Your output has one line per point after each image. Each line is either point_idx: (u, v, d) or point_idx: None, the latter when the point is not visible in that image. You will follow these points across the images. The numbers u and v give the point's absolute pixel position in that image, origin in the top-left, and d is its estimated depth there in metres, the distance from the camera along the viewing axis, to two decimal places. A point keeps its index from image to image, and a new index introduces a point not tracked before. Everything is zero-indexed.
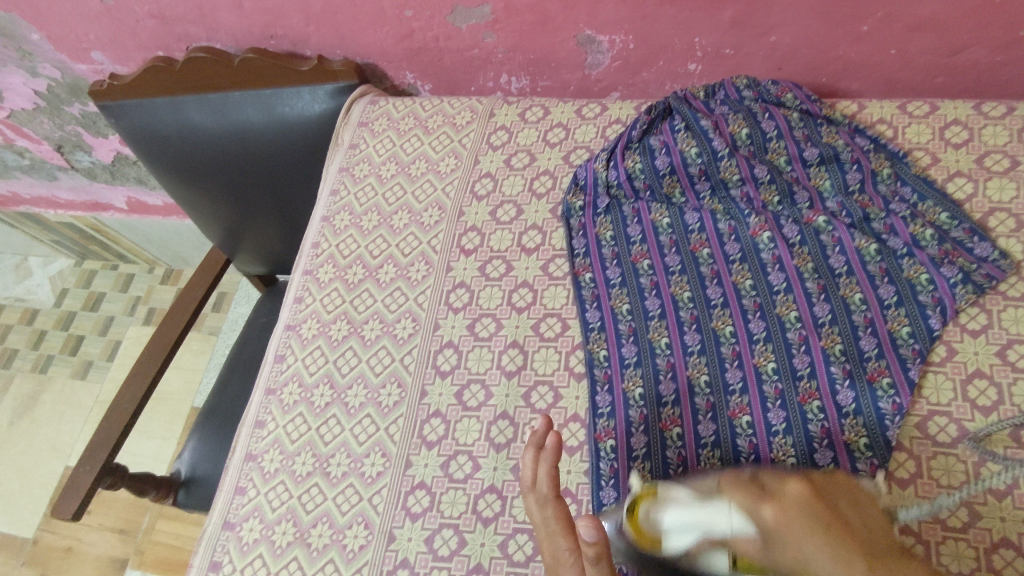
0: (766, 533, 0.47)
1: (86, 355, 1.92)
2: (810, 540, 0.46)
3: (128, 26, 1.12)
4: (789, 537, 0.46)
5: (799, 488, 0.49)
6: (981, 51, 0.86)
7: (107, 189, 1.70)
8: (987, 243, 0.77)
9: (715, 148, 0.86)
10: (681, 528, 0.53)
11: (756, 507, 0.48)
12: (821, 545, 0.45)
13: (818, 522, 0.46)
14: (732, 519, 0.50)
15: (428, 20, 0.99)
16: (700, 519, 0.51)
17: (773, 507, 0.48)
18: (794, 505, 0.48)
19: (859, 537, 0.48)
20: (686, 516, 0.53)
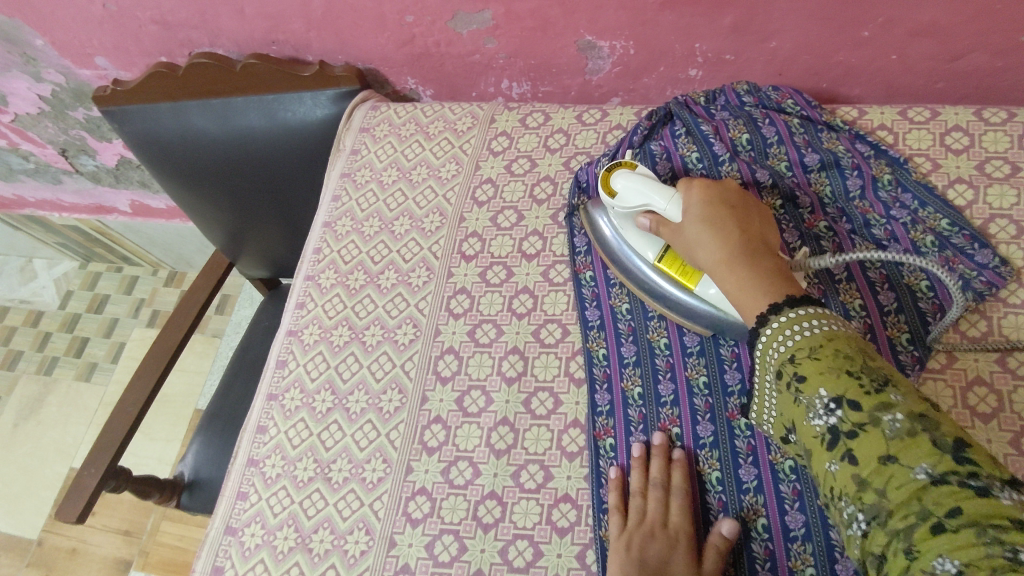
0: (688, 210, 0.69)
1: (90, 357, 1.93)
2: (700, 228, 0.67)
3: (131, 32, 1.13)
4: (691, 218, 0.68)
5: (731, 184, 0.70)
6: (982, 57, 0.86)
7: (111, 192, 1.71)
8: (988, 250, 0.76)
9: (716, 154, 0.85)
10: (633, 190, 0.75)
11: (688, 189, 0.70)
12: (713, 234, 0.66)
13: (734, 202, 0.68)
14: (668, 203, 0.72)
15: (430, 26, 0.99)
16: (652, 190, 0.73)
17: (697, 194, 0.69)
18: (715, 195, 0.69)
19: (751, 232, 0.66)
20: (639, 181, 0.75)
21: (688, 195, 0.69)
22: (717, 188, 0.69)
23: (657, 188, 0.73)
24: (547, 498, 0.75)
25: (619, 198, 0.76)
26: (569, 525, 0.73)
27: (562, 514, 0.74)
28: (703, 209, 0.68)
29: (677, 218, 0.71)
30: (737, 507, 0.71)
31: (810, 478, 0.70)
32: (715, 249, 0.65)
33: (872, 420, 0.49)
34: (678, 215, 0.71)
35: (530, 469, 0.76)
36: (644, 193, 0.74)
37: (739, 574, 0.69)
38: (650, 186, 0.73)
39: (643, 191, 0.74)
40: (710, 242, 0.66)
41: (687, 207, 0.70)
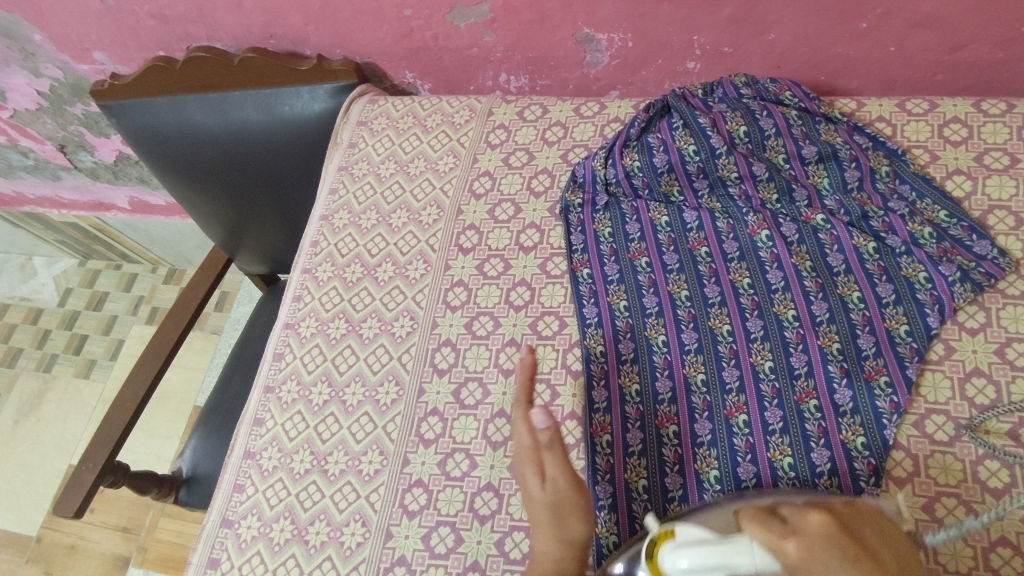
0: (788, 561, 0.47)
1: (90, 354, 1.93)
2: (837, 565, 0.48)
3: (129, 26, 1.13)
4: (815, 572, 0.47)
5: (817, 520, 0.49)
6: (981, 48, 0.85)
7: (109, 188, 1.71)
8: (986, 241, 0.77)
9: (713, 146, 0.86)
10: (695, 571, 0.50)
11: (772, 535, 0.48)
12: (830, 570, 0.47)
13: (799, 550, 0.47)
14: (753, 554, 0.48)
15: (427, 19, 0.99)
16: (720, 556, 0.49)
17: (786, 538, 0.48)
18: (820, 545, 0.48)
19: (868, 561, 0.48)
20: (697, 549, 0.50)
21: (765, 537, 0.48)
22: (792, 537, 0.48)
23: (714, 536, 0.52)
24: None
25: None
26: None
27: None
28: (794, 561, 0.47)
29: (766, 557, 0.50)
30: None
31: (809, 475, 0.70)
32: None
33: None
34: (778, 568, 0.48)
35: None
36: (711, 538, 0.54)
37: None
38: (719, 547, 0.49)
39: (695, 553, 0.50)
40: (859, 564, 0.48)
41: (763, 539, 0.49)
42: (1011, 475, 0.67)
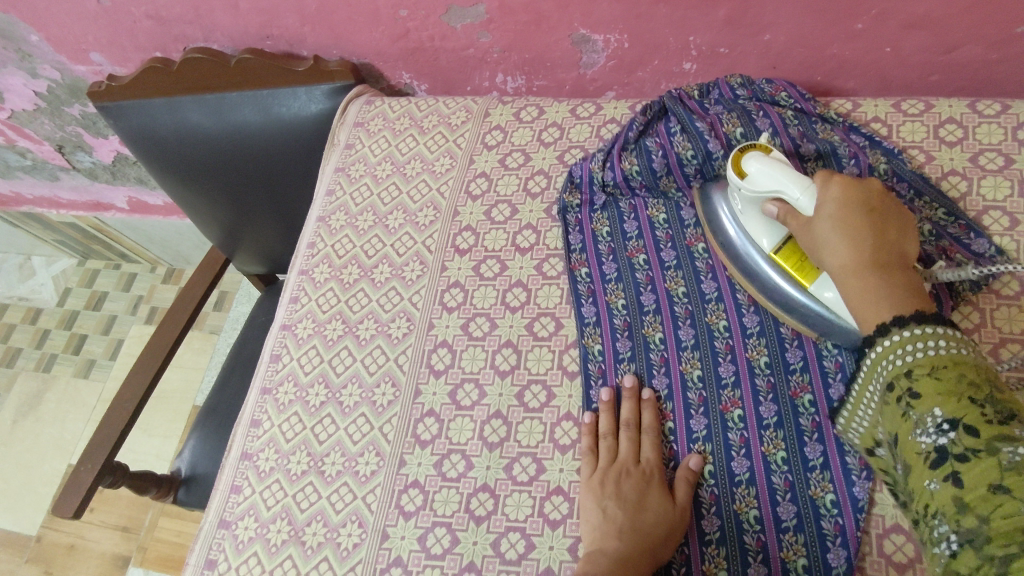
0: (824, 200, 0.67)
1: (89, 354, 1.94)
2: (835, 232, 0.66)
3: (125, 27, 1.13)
4: (830, 216, 0.66)
5: (874, 182, 0.68)
6: (976, 49, 0.85)
7: (108, 189, 1.71)
8: (983, 239, 0.77)
9: (711, 150, 0.85)
10: (765, 175, 0.72)
11: (827, 180, 0.69)
12: (848, 237, 0.65)
13: (863, 208, 0.66)
14: (803, 194, 0.69)
15: (424, 21, 0.99)
16: (785, 178, 0.70)
17: (839, 189, 0.67)
18: (851, 211, 0.66)
19: (887, 244, 0.65)
20: (773, 169, 0.72)
21: (829, 189, 0.68)
22: (858, 187, 0.68)
23: (789, 177, 0.71)
24: (539, 491, 0.75)
25: (748, 179, 0.74)
26: (561, 518, 0.73)
27: (553, 506, 0.74)
28: (841, 194, 0.67)
29: (811, 208, 0.68)
30: (730, 500, 0.71)
31: (802, 469, 0.70)
32: (848, 255, 0.65)
33: (913, 347, 0.58)
34: (810, 208, 0.69)
35: (523, 462, 0.76)
36: (778, 181, 0.71)
37: (731, 566, 0.68)
38: (784, 175, 0.71)
39: (775, 177, 0.71)
40: (848, 249, 0.65)
41: (823, 194, 0.68)
42: None
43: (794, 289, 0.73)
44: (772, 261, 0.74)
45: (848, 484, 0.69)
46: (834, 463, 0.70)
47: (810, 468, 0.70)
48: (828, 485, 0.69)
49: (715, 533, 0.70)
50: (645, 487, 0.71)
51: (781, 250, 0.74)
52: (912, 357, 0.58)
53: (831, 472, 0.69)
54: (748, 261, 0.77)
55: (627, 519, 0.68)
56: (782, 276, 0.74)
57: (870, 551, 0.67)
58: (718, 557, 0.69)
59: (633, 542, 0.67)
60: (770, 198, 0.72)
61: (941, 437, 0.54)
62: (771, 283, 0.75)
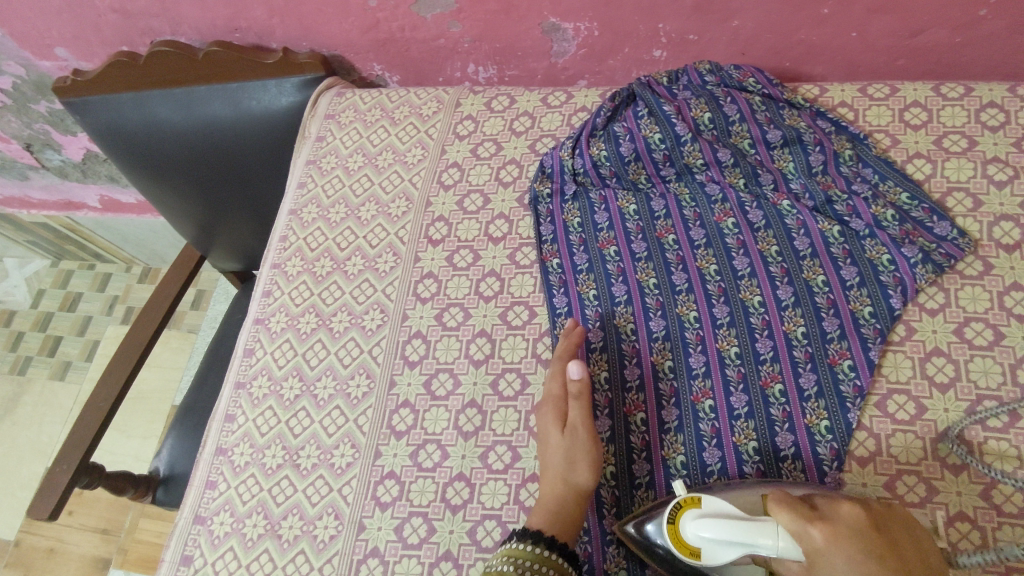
0: (812, 551, 0.53)
1: (65, 356, 1.91)
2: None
3: (90, 21, 1.11)
4: (843, 572, 0.51)
5: (856, 510, 0.54)
6: (940, 33, 0.86)
7: (79, 187, 1.69)
8: (946, 222, 0.78)
9: (679, 134, 0.86)
10: (718, 544, 0.57)
11: (806, 524, 0.53)
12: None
13: (879, 563, 0.51)
14: (777, 544, 0.54)
15: (393, 11, 0.98)
16: (745, 536, 0.55)
17: (827, 537, 0.52)
18: (845, 534, 0.52)
19: None
20: (720, 526, 0.56)
21: (806, 531, 0.53)
22: (844, 526, 0.53)
23: (739, 531, 0.55)
24: (514, 478, 0.75)
25: (699, 553, 0.59)
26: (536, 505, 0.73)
27: (529, 494, 0.74)
28: (834, 549, 0.52)
29: (801, 559, 0.53)
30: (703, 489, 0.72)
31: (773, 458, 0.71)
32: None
33: None
34: (800, 555, 0.53)
35: (498, 450, 0.77)
36: (738, 546, 0.56)
37: None
38: (736, 528, 0.55)
39: (726, 532, 0.56)
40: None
41: (806, 533, 0.53)
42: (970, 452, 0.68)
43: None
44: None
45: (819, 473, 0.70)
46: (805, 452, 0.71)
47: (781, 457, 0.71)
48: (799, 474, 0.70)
49: None
50: (547, 425, 0.72)
51: (770, 572, 0.60)
52: None
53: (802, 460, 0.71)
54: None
55: (541, 469, 0.71)
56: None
57: None
58: None
59: (548, 484, 0.69)
60: (735, 561, 0.56)
61: None
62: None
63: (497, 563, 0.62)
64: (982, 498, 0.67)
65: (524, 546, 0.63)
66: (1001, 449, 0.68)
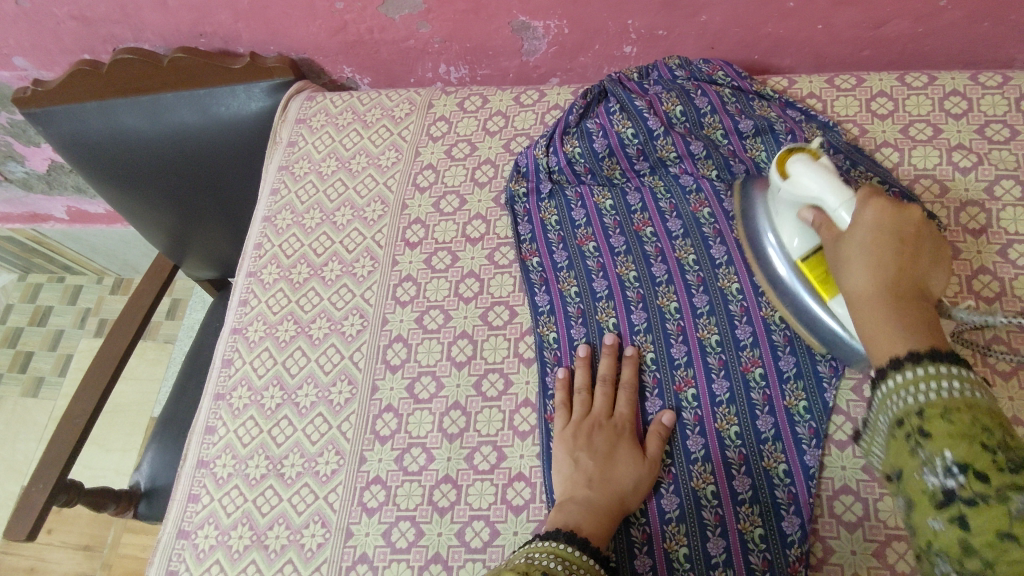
0: (857, 217, 0.60)
1: (36, 372, 1.87)
2: (862, 253, 0.58)
3: (49, 30, 1.08)
4: (852, 241, 0.59)
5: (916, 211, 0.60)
6: (903, 23, 0.88)
7: (44, 199, 1.65)
8: (916, 206, 0.79)
9: (651, 128, 0.87)
10: (805, 181, 0.66)
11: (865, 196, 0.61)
12: (869, 264, 0.57)
13: (895, 233, 0.58)
14: (841, 206, 0.62)
15: (361, 13, 0.98)
16: (822, 188, 0.64)
17: (872, 207, 0.59)
18: (881, 237, 0.58)
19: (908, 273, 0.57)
20: (814, 178, 0.65)
21: (869, 204, 0.60)
22: (899, 211, 0.59)
23: (827, 187, 0.64)
24: (501, 478, 0.75)
25: (790, 182, 0.67)
26: (524, 503, 0.74)
27: (516, 492, 0.74)
28: (875, 220, 0.59)
29: (846, 223, 0.61)
30: (687, 477, 0.72)
31: (755, 441, 0.72)
32: (863, 277, 0.57)
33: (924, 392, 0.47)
34: (843, 223, 0.62)
35: (484, 451, 0.77)
36: (816, 190, 0.65)
37: (691, 542, 0.70)
38: (824, 184, 0.64)
39: (814, 187, 0.65)
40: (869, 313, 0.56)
41: (857, 212, 0.60)
42: None
43: (812, 300, 0.70)
44: (795, 266, 0.71)
45: (800, 452, 0.71)
46: (785, 432, 0.72)
47: (763, 440, 0.72)
48: (780, 456, 0.71)
49: (675, 512, 0.71)
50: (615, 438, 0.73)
51: (811, 259, 0.69)
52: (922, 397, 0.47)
53: (783, 443, 0.72)
54: (785, 285, 0.73)
55: (598, 469, 0.70)
56: (806, 281, 0.71)
57: (822, 513, 0.69)
58: (678, 534, 0.70)
59: (603, 491, 0.69)
60: (809, 205, 0.66)
61: (949, 477, 0.43)
62: (790, 279, 0.72)
63: (546, 559, 0.59)
64: None
65: (575, 551, 0.61)
66: None
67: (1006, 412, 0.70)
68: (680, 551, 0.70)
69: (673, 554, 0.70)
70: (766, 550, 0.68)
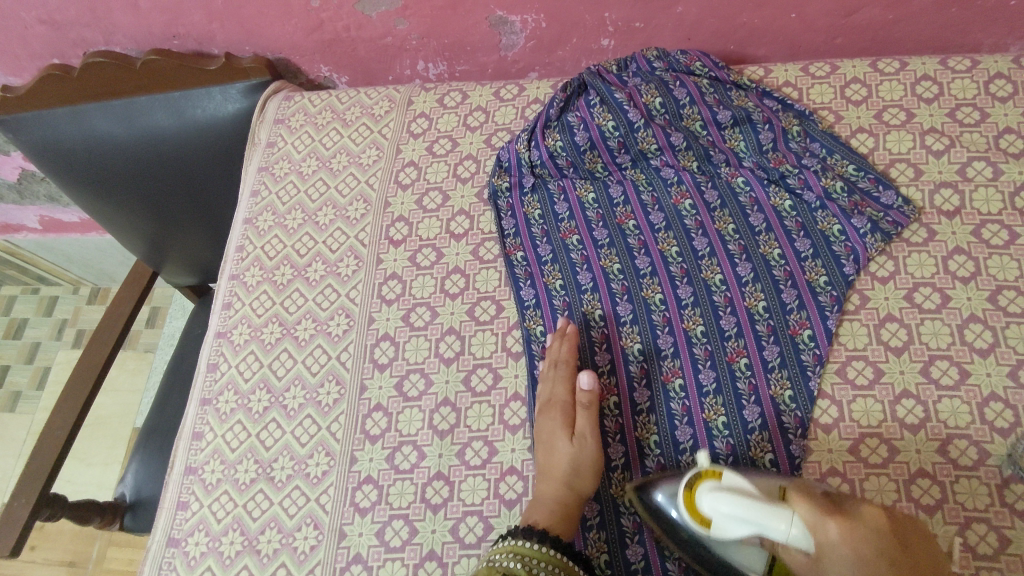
0: (823, 544, 0.51)
1: (13, 386, 1.83)
2: (854, 570, 0.49)
3: (16, 34, 1.06)
4: (838, 567, 0.50)
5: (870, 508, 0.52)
6: (874, 11, 0.90)
7: (16, 209, 1.62)
8: (891, 191, 0.81)
9: (631, 120, 0.87)
10: (729, 519, 0.56)
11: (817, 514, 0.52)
12: (867, 565, 0.49)
13: (871, 547, 0.49)
14: (787, 536, 0.53)
15: (337, 11, 0.97)
16: (758, 517, 0.54)
17: (845, 531, 0.50)
18: (854, 526, 0.51)
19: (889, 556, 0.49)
20: (734, 503, 0.56)
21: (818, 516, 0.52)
22: (858, 529, 0.50)
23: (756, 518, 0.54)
24: (493, 473, 0.75)
25: (713, 523, 0.58)
26: (516, 497, 0.74)
27: (508, 486, 0.74)
28: (846, 546, 0.50)
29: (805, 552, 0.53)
30: (677, 467, 0.73)
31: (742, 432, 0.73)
32: (854, 562, 0.49)
33: None
34: (810, 547, 0.53)
35: (475, 446, 0.77)
36: (751, 524, 0.55)
37: None
38: (750, 515, 0.55)
39: (740, 519, 0.55)
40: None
41: (801, 516, 0.53)
42: (926, 410, 0.71)
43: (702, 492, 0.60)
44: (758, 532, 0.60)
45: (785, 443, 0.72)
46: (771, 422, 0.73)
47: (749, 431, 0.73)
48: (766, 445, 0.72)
49: None
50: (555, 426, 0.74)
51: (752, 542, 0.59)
52: None
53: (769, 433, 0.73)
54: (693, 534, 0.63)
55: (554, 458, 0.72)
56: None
57: None
58: None
59: (562, 477, 0.70)
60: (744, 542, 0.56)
61: None
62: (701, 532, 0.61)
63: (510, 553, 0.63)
64: (939, 454, 0.69)
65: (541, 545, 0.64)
66: (953, 406, 0.71)
67: (985, 389, 0.71)
68: None
69: (664, 543, 0.70)
70: None
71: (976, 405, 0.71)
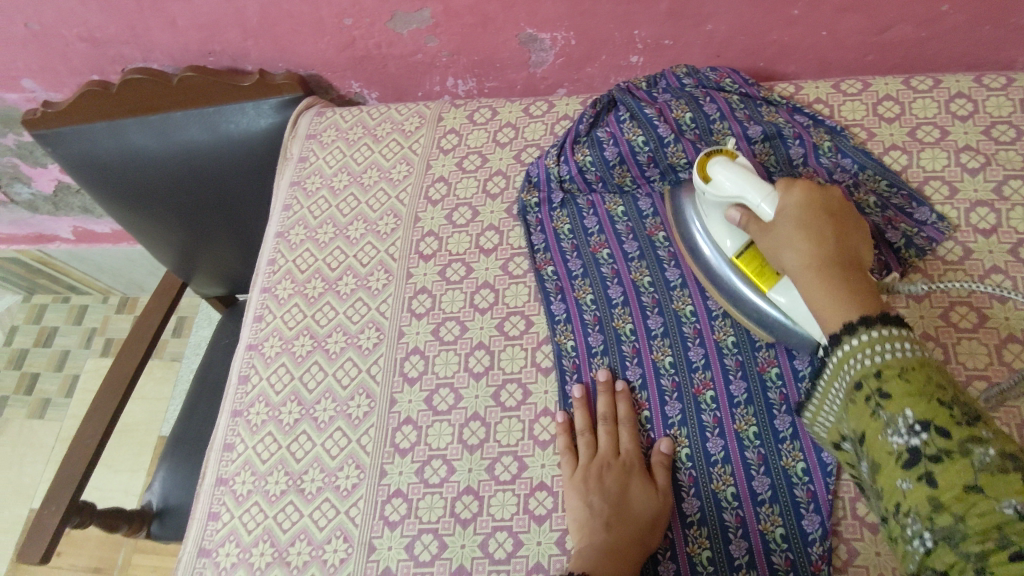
0: (784, 203, 0.66)
1: (43, 393, 1.86)
2: (793, 232, 0.64)
3: (58, 51, 1.09)
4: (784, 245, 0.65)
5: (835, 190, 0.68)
6: (906, 28, 0.89)
7: (50, 220, 1.66)
8: (925, 208, 0.80)
9: (661, 135, 0.87)
10: (730, 180, 0.70)
11: (787, 188, 0.67)
12: (801, 245, 0.64)
13: (823, 211, 0.66)
14: (764, 200, 0.67)
15: (369, 28, 0.98)
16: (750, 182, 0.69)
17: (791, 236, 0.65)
18: (811, 215, 0.65)
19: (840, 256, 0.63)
20: (739, 171, 0.70)
21: (798, 202, 0.65)
22: (818, 189, 0.67)
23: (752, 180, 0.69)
24: (522, 488, 0.75)
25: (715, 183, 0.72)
26: (546, 513, 0.74)
27: (539, 502, 0.74)
28: (803, 198, 0.66)
29: (768, 214, 0.67)
30: (708, 480, 0.73)
31: (773, 441, 0.73)
32: (800, 254, 0.63)
33: (880, 359, 0.54)
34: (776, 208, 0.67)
35: (504, 461, 0.77)
36: (744, 184, 0.69)
37: (714, 544, 0.70)
38: (745, 177, 0.69)
39: (736, 182, 0.70)
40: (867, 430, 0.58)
41: (783, 200, 0.66)
42: None
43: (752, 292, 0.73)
44: (728, 261, 0.74)
45: (817, 450, 0.71)
46: (802, 432, 0.73)
47: (780, 439, 0.73)
48: (798, 454, 0.72)
49: (696, 514, 0.72)
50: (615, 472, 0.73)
51: (746, 252, 0.72)
52: (877, 360, 0.54)
53: (800, 440, 0.72)
54: (711, 265, 0.76)
55: (611, 511, 0.70)
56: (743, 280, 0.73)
57: (843, 514, 0.70)
58: (701, 538, 0.71)
59: (620, 533, 0.68)
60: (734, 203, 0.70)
61: (913, 438, 0.50)
62: (726, 274, 0.75)
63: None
64: None
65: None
66: None
67: None
68: (703, 555, 0.70)
69: (696, 558, 0.70)
70: (788, 550, 0.69)
71: (1014, 426, 0.70)
